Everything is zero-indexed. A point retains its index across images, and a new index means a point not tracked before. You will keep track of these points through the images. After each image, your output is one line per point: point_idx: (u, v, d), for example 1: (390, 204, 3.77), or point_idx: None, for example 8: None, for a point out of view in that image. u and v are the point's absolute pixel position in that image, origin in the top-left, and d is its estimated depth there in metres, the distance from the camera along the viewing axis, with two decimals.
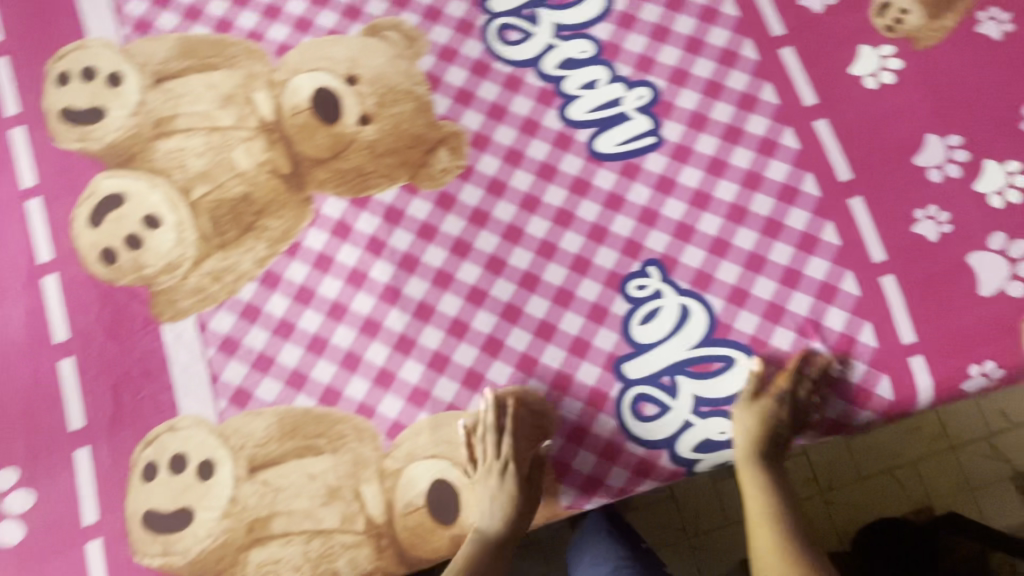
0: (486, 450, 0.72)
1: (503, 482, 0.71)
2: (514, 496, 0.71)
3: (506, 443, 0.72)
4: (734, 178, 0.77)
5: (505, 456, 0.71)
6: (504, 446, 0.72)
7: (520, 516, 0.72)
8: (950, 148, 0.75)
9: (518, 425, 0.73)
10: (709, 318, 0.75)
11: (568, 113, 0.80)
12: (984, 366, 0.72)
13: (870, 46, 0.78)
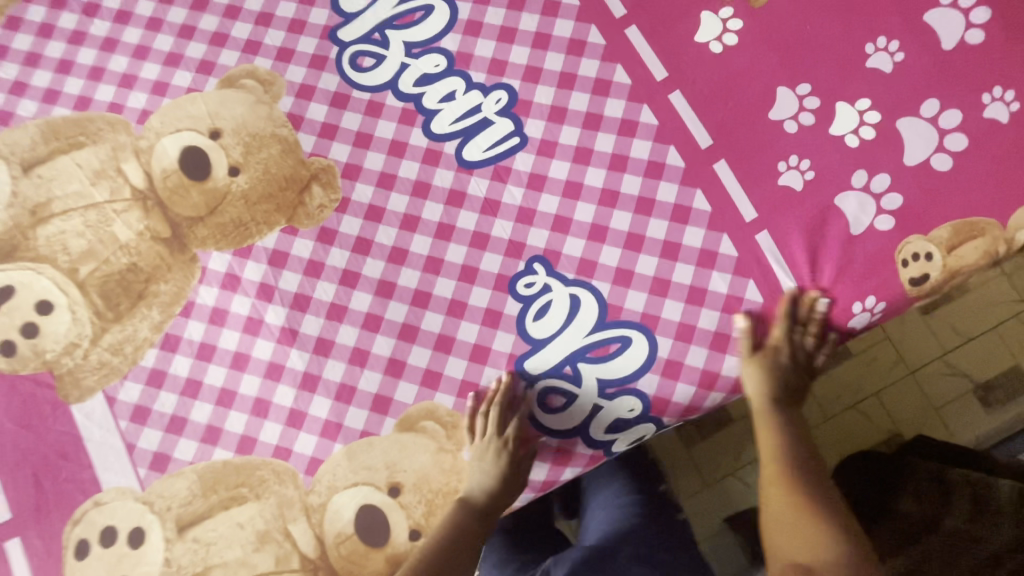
0: (487, 427, 0.74)
1: (483, 459, 0.74)
2: (490, 471, 0.74)
3: (487, 422, 0.74)
4: (601, 163, 0.78)
5: (490, 434, 0.74)
6: (486, 425, 0.74)
7: (499, 493, 0.75)
8: (801, 97, 0.76)
9: (511, 404, 0.75)
10: (599, 303, 0.77)
11: (432, 128, 0.81)
12: (868, 303, 0.74)
13: (710, 12, 0.79)
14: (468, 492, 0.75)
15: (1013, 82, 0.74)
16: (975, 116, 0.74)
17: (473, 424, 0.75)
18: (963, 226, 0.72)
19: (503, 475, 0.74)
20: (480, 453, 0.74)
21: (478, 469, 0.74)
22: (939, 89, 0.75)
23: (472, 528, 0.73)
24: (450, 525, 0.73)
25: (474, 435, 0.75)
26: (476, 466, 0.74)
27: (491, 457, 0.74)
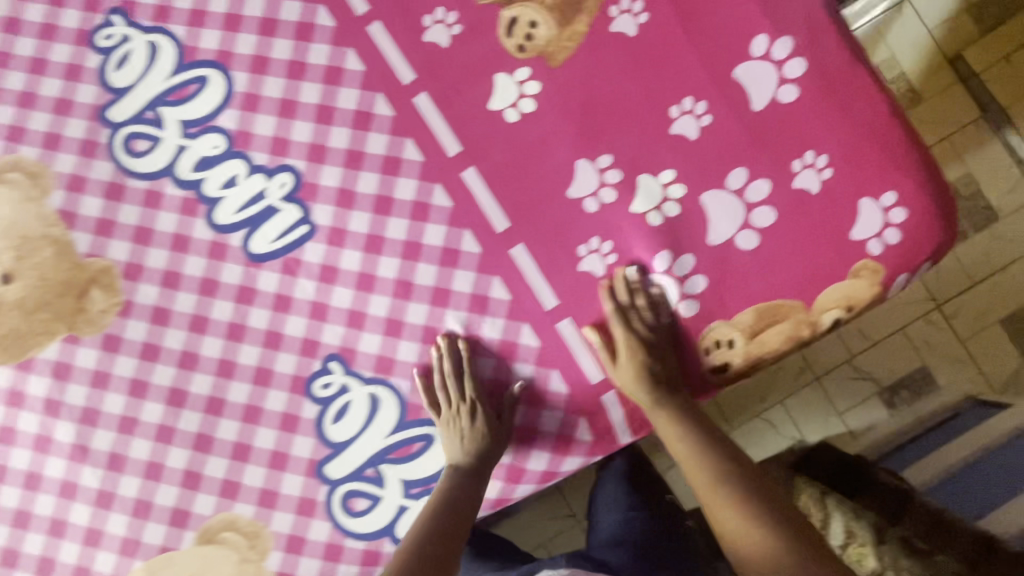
0: (449, 395, 0.72)
1: (460, 426, 0.71)
2: (468, 441, 0.71)
3: (451, 389, 0.72)
4: (393, 252, 0.73)
5: (454, 402, 0.72)
6: (449, 390, 0.72)
7: (484, 454, 0.72)
8: (601, 171, 0.70)
9: (458, 366, 0.72)
10: (399, 402, 0.74)
11: (216, 218, 0.75)
12: (671, 389, 0.73)
13: (505, 74, 0.71)
14: (456, 458, 0.73)
15: (824, 145, 0.68)
16: (783, 187, 0.68)
17: (433, 398, 0.73)
18: (766, 310, 0.70)
19: (489, 434, 0.72)
20: (452, 421, 0.72)
21: (456, 438, 0.72)
22: (748, 156, 0.68)
23: (466, 493, 0.72)
24: (449, 491, 0.72)
25: (438, 408, 0.73)
26: (451, 436, 0.72)
27: (467, 425, 0.71)
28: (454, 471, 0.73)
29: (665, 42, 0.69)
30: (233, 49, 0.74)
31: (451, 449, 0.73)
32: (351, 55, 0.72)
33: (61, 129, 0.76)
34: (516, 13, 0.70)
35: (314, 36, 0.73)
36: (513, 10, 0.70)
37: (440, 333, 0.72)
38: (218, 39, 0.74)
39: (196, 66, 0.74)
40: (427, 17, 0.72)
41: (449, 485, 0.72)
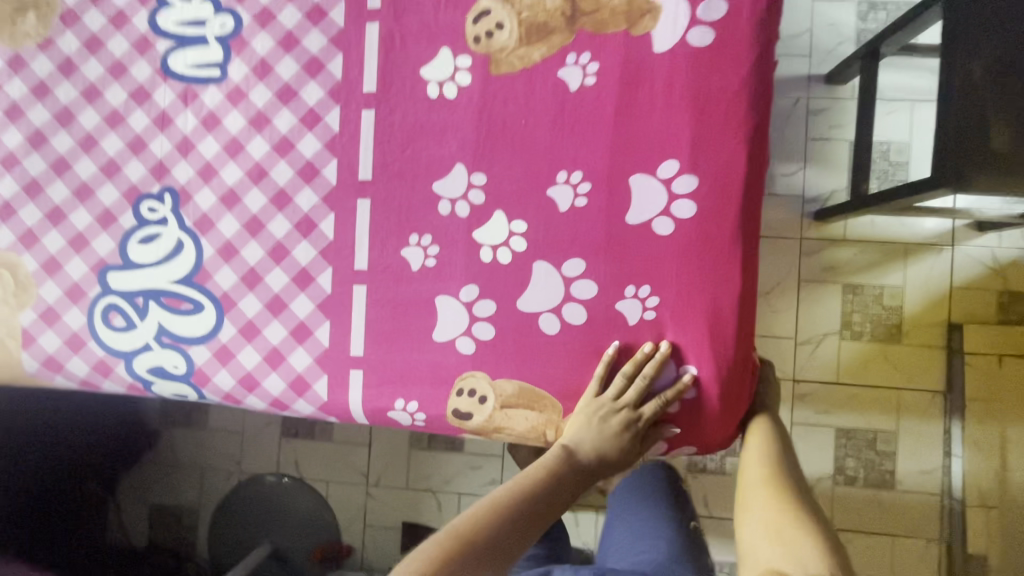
0: (611, 393, 0.66)
1: (605, 424, 0.65)
2: (603, 438, 0.65)
3: (615, 384, 0.66)
4: (269, 137, 0.75)
5: (621, 400, 0.66)
6: (627, 390, 0.66)
7: (606, 465, 0.67)
8: (470, 185, 0.71)
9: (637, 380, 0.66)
10: (195, 261, 0.77)
11: (156, 19, 0.78)
12: (408, 407, 0.71)
13: (449, 51, 0.72)
14: (570, 441, 0.66)
15: (662, 288, 0.66)
16: (606, 299, 0.67)
17: (604, 377, 0.67)
18: (530, 391, 0.68)
19: (622, 450, 0.66)
20: (599, 413, 0.66)
21: (595, 431, 0.66)
22: (594, 254, 0.68)
23: (575, 486, 0.65)
24: (541, 473, 0.63)
25: (600, 392, 0.67)
26: (590, 424, 0.66)
27: (609, 429, 0.65)
28: (558, 459, 0.65)
29: (593, 114, 0.68)
30: None
31: (582, 437, 0.66)
32: None
33: None
34: (490, 8, 0.71)
35: None
36: (490, 3, 0.71)
37: (616, 341, 0.67)
38: None
39: None
40: None
41: (550, 468, 0.64)
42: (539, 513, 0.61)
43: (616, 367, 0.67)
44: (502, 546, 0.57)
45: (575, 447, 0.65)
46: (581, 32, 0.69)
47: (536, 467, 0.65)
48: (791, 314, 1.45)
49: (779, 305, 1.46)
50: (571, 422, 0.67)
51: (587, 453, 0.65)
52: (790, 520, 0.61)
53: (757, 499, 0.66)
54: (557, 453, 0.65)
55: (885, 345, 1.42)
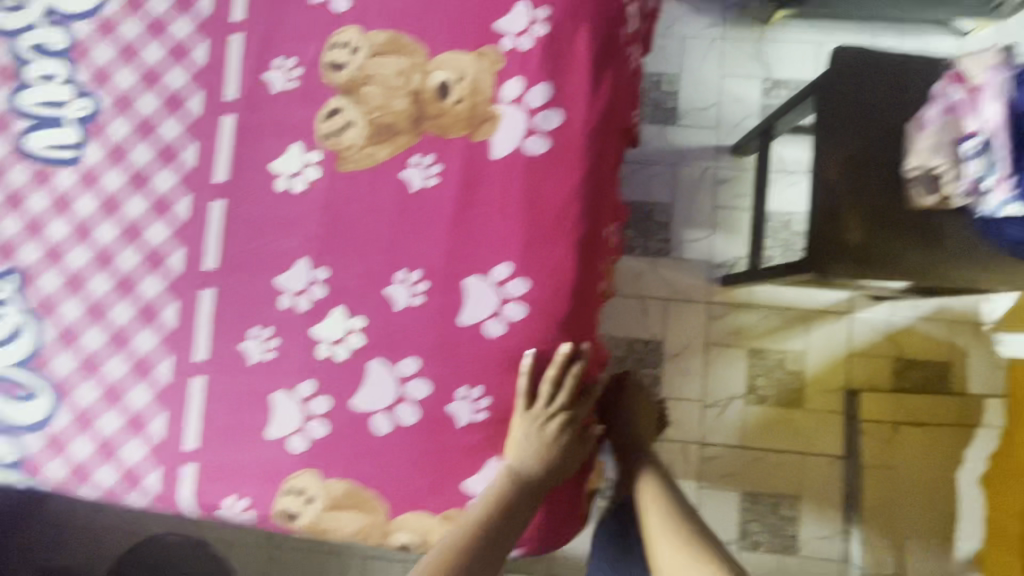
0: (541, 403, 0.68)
1: (544, 431, 0.67)
2: (545, 448, 0.67)
3: (544, 391, 0.68)
4: (118, 222, 0.75)
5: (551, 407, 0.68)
6: (554, 393, 0.68)
7: (551, 472, 0.69)
8: (313, 279, 0.71)
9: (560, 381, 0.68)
10: (33, 346, 0.74)
11: (15, 97, 0.78)
12: (238, 503, 0.70)
13: (300, 146, 0.73)
14: (514, 463, 0.67)
15: (492, 389, 0.68)
16: (438, 399, 0.68)
17: (529, 390, 0.68)
18: (357, 493, 0.68)
19: (562, 450, 0.69)
20: (534, 424, 0.67)
21: (536, 444, 0.67)
22: (429, 353, 0.68)
23: (528, 504, 0.67)
24: (497, 504, 0.65)
25: (529, 404, 0.68)
26: (528, 438, 0.67)
27: (546, 438, 0.68)
28: (507, 480, 0.67)
29: (433, 214, 0.70)
30: None
31: (523, 455, 0.67)
32: (203, 47, 0.76)
33: None
34: (340, 107, 0.73)
35: (188, 12, 0.77)
36: (342, 101, 0.73)
37: (531, 349, 0.68)
38: None
39: None
40: (276, 57, 0.74)
41: (497, 495, 0.66)
42: (495, 547, 0.65)
43: (540, 373, 0.68)
44: None
45: (517, 466, 0.67)
46: (426, 134, 0.71)
47: (484, 496, 0.67)
48: (699, 377, 1.47)
49: (688, 368, 1.48)
50: (512, 438, 0.68)
51: (529, 469, 0.67)
52: (707, 565, 0.73)
53: (662, 537, 0.79)
54: (503, 477, 0.67)
55: (788, 409, 1.45)
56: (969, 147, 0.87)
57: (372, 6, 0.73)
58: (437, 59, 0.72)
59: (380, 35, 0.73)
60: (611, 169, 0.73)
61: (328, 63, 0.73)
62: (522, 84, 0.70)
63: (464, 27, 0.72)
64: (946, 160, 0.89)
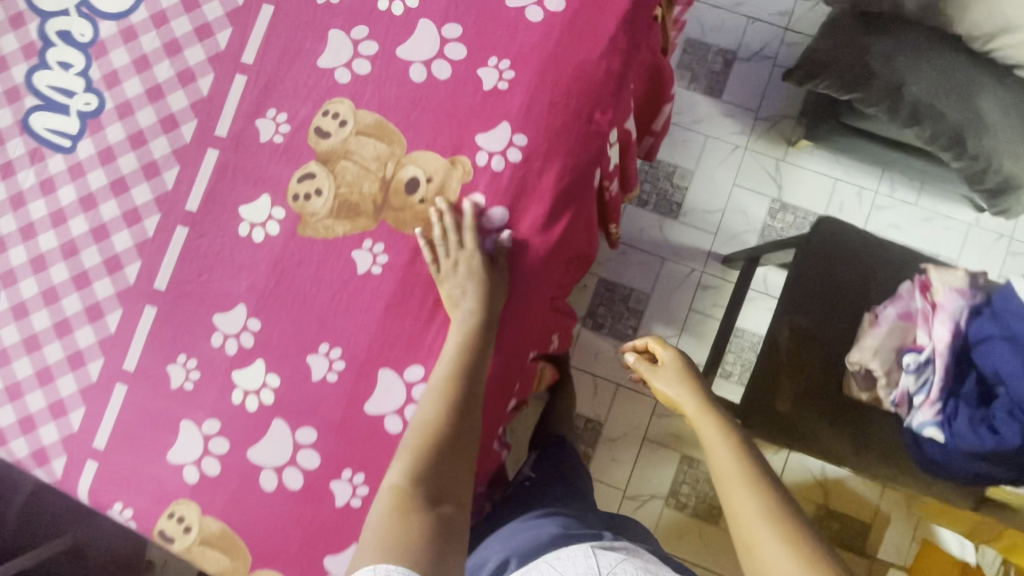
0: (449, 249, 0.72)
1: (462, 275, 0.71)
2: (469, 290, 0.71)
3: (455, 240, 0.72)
4: (90, 219, 0.79)
5: (458, 254, 0.72)
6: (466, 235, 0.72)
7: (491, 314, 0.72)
8: (246, 326, 0.75)
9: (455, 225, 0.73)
10: None
11: (31, 76, 0.82)
12: (122, 510, 0.75)
13: (269, 199, 0.77)
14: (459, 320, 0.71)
15: (372, 479, 0.71)
16: (323, 472, 0.72)
17: (433, 254, 0.73)
18: (229, 537, 0.72)
19: (495, 286, 0.73)
20: (452, 273, 0.72)
21: (456, 293, 0.71)
22: (326, 429, 0.73)
23: (478, 350, 0.70)
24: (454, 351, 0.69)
25: (437, 262, 0.72)
26: (453, 289, 0.71)
27: (469, 276, 0.71)
28: (464, 336, 0.70)
29: (368, 301, 0.74)
30: None
31: (454, 306, 0.71)
32: (208, 79, 0.79)
33: None
34: (315, 173, 0.76)
35: (204, 41, 0.80)
36: (318, 168, 0.76)
37: (417, 229, 0.73)
38: None
39: None
40: (270, 108, 0.78)
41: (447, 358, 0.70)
42: (466, 403, 0.68)
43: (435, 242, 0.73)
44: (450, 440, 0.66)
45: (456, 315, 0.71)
46: (383, 222, 0.74)
47: (447, 354, 0.70)
48: (631, 463, 1.51)
49: (623, 453, 1.52)
50: (449, 295, 0.72)
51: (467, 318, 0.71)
52: (789, 518, 0.66)
53: (732, 477, 0.73)
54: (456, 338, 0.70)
55: (703, 522, 1.48)
56: (910, 360, 0.88)
57: (369, 88, 0.77)
58: (413, 155, 0.75)
59: (369, 116, 0.76)
60: (546, 301, 0.79)
61: (316, 129, 0.77)
62: (483, 203, 0.74)
63: (446, 132, 0.75)
64: (883, 366, 0.89)
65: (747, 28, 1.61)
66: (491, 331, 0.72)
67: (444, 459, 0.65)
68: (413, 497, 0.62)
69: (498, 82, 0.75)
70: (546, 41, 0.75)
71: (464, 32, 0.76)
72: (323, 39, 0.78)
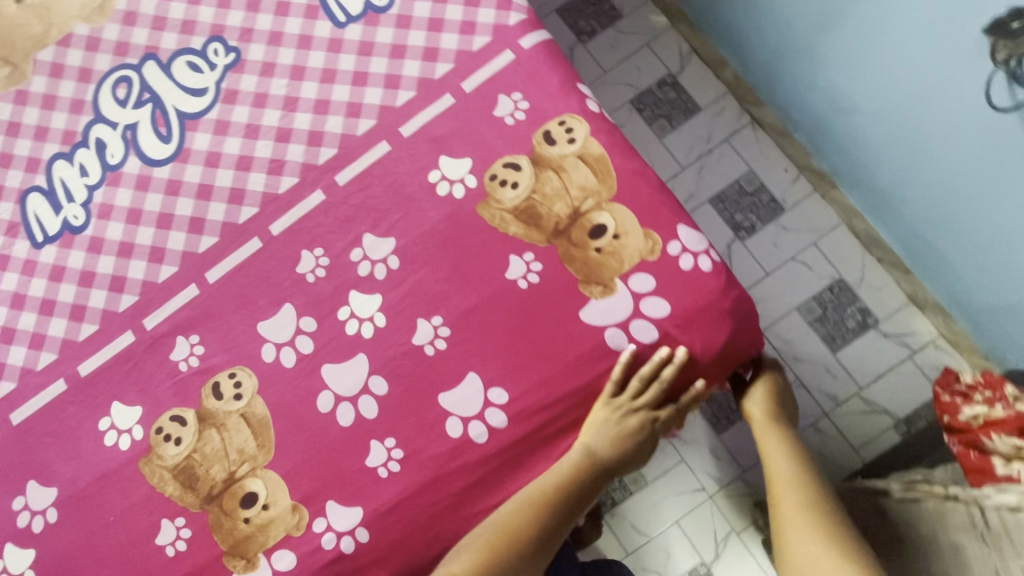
0: (634, 387, 0.70)
1: (624, 421, 0.70)
2: (622, 437, 0.70)
3: (632, 384, 0.71)
4: (9, 318, 0.83)
5: (639, 401, 0.70)
6: (650, 381, 0.71)
7: (623, 457, 0.72)
8: (43, 508, 0.77)
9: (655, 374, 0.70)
10: None
11: (54, 161, 0.87)
12: None
13: (139, 414, 0.77)
14: (594, 443, 0.71)
15: None
16: None
17: (621, 378, 0.71)
18: None
19: (640, 442, 0.73)
20: (620, 411, 0.70)
21: (613, 431, 0.70)
22: None
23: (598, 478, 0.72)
24: (569, 476, 0.70)
25: (616, 394, 0.71)
26: (610, 422, 0.70)
27: (626, 423, 0.70)
28: (584, 455, 0.70)
29: (148, 570, 0.74)
30: (189, 162, 0.84)
31: (600, 436, 0.71)
32: (171, 270, 0.81)
33: (139, 19, 0.89)
34: (188, 421, 0.76)
35: (193, 234, 0.81)
36: (191, 418, 0.76)
37: (631, 346, 0.71)
38: (202, 145, 0.85)
39: (178, 136, 0.85)
40: (194, 332, 0.78)
41: (571, 469, 0.70)
42: (582, 500, 0.71)
43: (633, 368, 0.71)
44: (555, 526, 0.69)
45: (594, 443, 0.71)
46: (204, 512, 0.73)
47: (564, 471, 0.70)
48: None
49: None
50: (592, 424, 0.71)
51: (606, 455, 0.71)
52: None
53: (802, 524, 0.76)
54: (580, 454, 0.70)
55: None
56: None
57: (279, 381, 0.75)
58: (269, 472, 0.73)
59: (262, 406, 0.75)
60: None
61: (214, 383, 0.76)
62: (290, 565, 0.71)
63: (309, 474, 0.72)
64: None
65: (789, 386, 1.48)
66: (602, 479, 0.72)
67: (542, 540, 0.69)
68: (508, 549, 0.68)
69: (380, 466, 0.71)
70: (443, 461, 0.71)
71: (386, 394, 0.73)
72: (275, 307, 0.78)
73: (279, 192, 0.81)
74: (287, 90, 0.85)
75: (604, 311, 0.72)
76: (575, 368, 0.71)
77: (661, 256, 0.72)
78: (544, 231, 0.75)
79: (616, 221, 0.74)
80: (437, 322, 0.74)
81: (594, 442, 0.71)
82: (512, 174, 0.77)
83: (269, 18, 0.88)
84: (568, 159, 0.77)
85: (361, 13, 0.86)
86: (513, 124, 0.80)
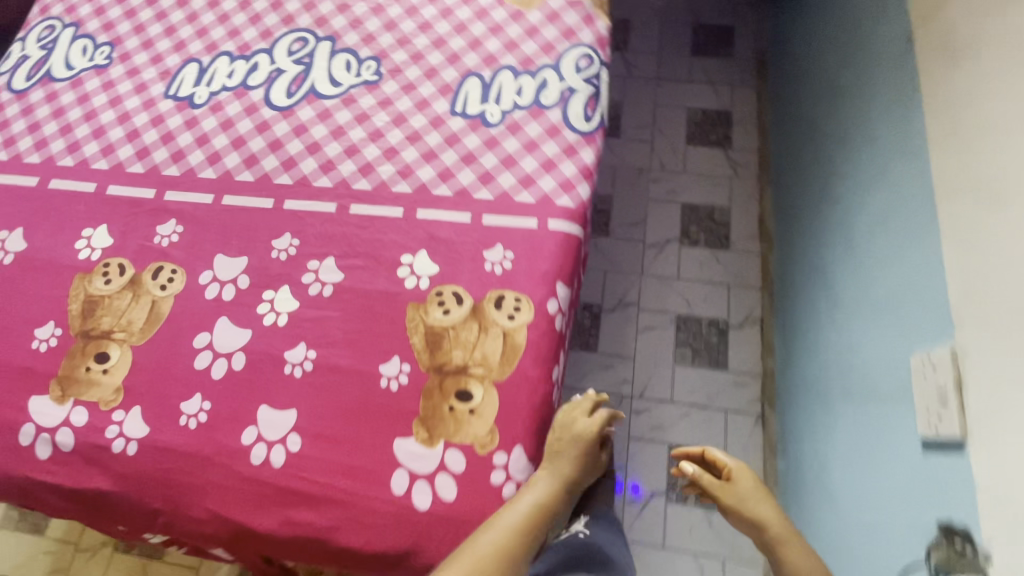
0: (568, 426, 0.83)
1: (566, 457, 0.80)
2: (567, 472, 0.79)
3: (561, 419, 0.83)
4: (111, 123, 1.07)
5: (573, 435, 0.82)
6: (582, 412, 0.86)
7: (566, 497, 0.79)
8: (7, 252, 0.98)
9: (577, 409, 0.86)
10: (56, 74, 1.13)
11: (223, 55, 1.12)
12: None
13: (108, 244, 0.96)
14: (549, 484, 0.78)
15: None
16: None
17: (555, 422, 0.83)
18: None
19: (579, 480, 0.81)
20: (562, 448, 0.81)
21: (560, 468, 0.79)
22: None
23: (557, 513, 0.77)
24: (531, 501, 0.75)
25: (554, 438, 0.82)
26: (556, 460, 0.80)
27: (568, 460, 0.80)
28: (543, 486, 0.77)
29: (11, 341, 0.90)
30: (287, 119, 1.04)
31: (551, 472, 0.78)
32: (212, 174, 1.00)
33: (347, 13, 1.13)
34: (126, 274, 0.93)
35: (245, 165, 1.01)
36: (129, 274, 0.93)
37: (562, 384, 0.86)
38: (303, 116, 1.04)
39: (298, 99, 1.06)
40: (183, 224, 0.96)
41: (537, 500, 0.75)
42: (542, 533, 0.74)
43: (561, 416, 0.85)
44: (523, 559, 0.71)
45: (550, 477, 0.78)
46: (74, 338, 0.89)
47: (526, 500, 0.75)
48: None
49: None
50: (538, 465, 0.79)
51: (568, 482, 0.79)
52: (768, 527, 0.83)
53: None
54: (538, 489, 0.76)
55: None
56: None
57: (193, 299, 0.90)
58: (129, 351, 0.87)
59: (168, 305, 0.90)
60: (118, 521, 0.83)
61: (161, 265, 0.93)
62: (79, 422, 0.83)
63: (146, 375, 0.86)
64: None
65: None
66: (556, 513, 0.77)
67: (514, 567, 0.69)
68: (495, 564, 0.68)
69: (187, 414, 0.83)
70: (221, 451, 0.80)
71: (236, 370, 0.85)
72: (238, 252, 0.94)
73: (313, 184, 0.98)
74: (382, 126, 1.03)
75: (413, 456, 0.79)
76: (357, 473, 0.78)
77: (486, 455, 0.79)
78: (433, 359, 0.84)
79: (483, 400, 0.81)
80: (310, 355, 0.85)
81: (546, 478, 0.78)
82: (452, 303, 0.87)
83: (417, 72, 1.07)
84: (495, 327, 0.85)
85: (473, 115, 1.03)
86: (488, 270, 0.90)
